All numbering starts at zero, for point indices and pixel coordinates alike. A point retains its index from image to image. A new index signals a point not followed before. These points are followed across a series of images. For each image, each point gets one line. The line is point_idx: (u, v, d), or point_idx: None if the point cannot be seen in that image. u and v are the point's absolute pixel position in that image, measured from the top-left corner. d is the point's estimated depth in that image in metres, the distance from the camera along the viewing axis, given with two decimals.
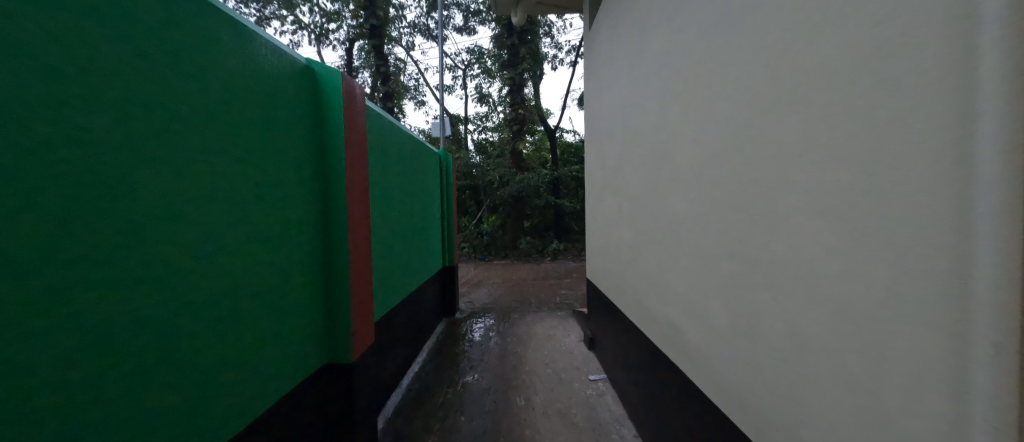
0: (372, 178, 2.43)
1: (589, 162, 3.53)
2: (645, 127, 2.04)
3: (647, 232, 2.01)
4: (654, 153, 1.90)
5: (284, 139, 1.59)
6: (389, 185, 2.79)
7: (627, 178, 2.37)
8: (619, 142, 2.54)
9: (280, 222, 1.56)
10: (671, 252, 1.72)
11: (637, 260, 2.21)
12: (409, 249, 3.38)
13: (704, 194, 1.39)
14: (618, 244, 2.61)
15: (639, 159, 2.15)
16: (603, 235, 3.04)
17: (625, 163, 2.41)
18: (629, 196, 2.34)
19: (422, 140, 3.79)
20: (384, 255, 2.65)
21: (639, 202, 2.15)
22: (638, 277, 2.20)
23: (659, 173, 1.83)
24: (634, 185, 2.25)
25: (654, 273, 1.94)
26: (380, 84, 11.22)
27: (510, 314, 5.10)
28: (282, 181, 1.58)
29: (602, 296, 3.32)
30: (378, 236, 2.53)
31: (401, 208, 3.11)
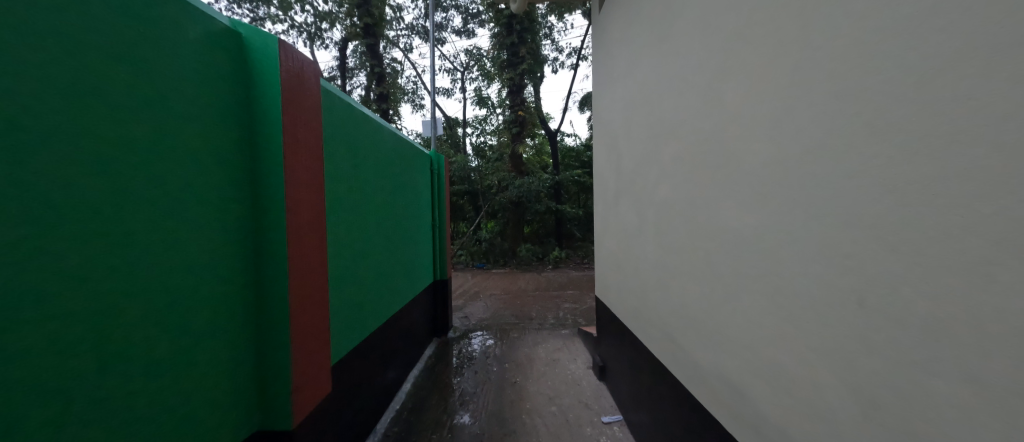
0: (335, 183, 1.97)
1: (599, 167, 3.08)
2: (677, 120, 1.61)
3: (680, 252, 1.59)
4: (692, 151, 1.48)
5: (212, 130, 1.20)
6: (361, 191, 2.34)
7: (651, 183, 1.94)
8: (639, 139, 2.10)
9: (208, 242, 1.18)
10: (721, 282, 1.28)
11: (666, 286, 1.77)
12: (390, 265, 2.92)
13: (786, 205, 0.96)
14: (637, 263, 2.17)
15: (668, 159, 1.72)
16: (617, 250, 2.58)
17: (647, 165, 1.98)
18: (653, 205, 1.91)
19: (406, 139, 3.33)
20: (352, 277, 2.19)
21: (668, 213, 1.73)
22: (667, 306, 1.76)
23: (701, 177, 1.41)
24: (660, 192, 1.82)
25: (693, 306, 1.50)
26: (375, 86, 10.88)
27: (508, 333, 4.62)
28: (211, 186, 1.19)
29: (614, 320, 2.85)
30: (343, 254, 2.07)
31: (378, 218, 2.65)
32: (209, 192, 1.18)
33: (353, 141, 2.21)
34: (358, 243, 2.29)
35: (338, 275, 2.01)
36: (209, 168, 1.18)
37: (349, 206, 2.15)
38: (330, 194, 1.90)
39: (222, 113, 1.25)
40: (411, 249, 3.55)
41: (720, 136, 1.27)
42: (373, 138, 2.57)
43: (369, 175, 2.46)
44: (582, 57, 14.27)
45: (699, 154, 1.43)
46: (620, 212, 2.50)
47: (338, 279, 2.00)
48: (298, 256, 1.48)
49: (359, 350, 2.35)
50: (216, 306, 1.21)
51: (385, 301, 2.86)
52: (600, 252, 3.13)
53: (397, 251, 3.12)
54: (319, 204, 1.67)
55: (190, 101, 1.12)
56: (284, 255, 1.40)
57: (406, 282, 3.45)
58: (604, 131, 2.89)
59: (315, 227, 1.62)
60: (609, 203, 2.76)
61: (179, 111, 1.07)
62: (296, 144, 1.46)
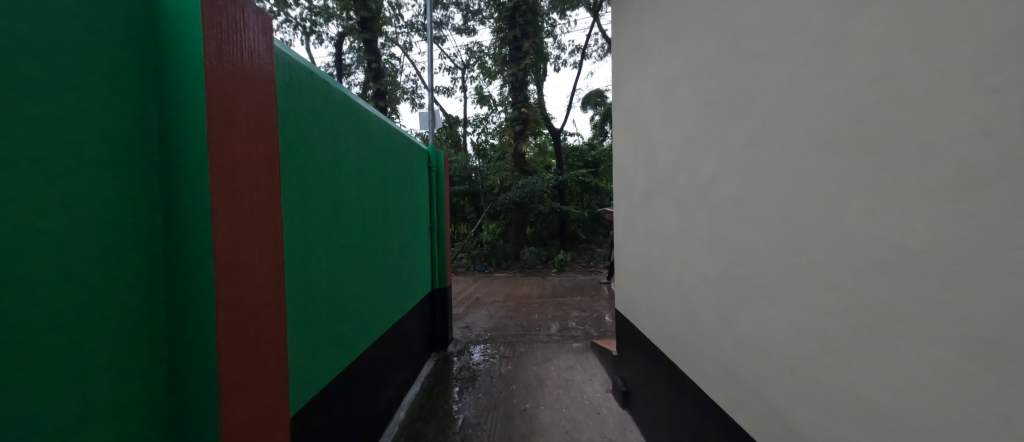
0: (305, 180, 1.56)
1: (622, 163, 2.70)
2: (746, 96, 1.24)
3: (753, 267, 1.23)
4: (779, 130, 1.09)
5: (88, 114, 0.78)
6: (344, 188, 1.94)
7: (701, 178, 1.55)
8: (682, 125, 1.71)
9: (73, 284, 0.74)
10: (840, 313, 0.89)
11: (728, 309, 1.38)
12: (380, 275, 2.53)
13: (996, 206, 0.59)
14: (679, 275, 1.78)
15: (731, 146, 1.34)
16: (649, 258, 2.18)
17: (695, 157, 1.60)
18: (705, 206, 1.52)
19: (401, 130, 2.93)
20: (329, 297, 1.78)
21: (732, 215, 1.34)
22: (733, 335, 1.36)
23: (799, 164, 1.02)
24: (717, 187, 1.43)
25: (775, 342, 1.13)
26: (372, 83, 10.53)
27: (514, 346, 4.22)
28: (81, 198, 0.76)
29: (641, 340, 2.46)
30: (318, 270, 1.66)
31: (364, 223, 2.23)
32: (77, 205, 0.75)
33: (332, 129, 1.82)
34: (340, 252, 1.89)
35: (312, 295, 1.61)
36: (77, 170, 0.75)
37: (327, 207, 1.75)
38: (298, 193, 1.49)
39: (108, 91, 0.82)
40: (405, 256, 3.16)
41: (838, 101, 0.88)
42: (360, 127, 2.17)
43: (353, 169, 2.06)
44: (585, 55, 13.96)
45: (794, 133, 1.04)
46: (652, 213, 2.11)
47: (311, 301, 1.60)
48: (240, 283, 1.06)
49: (341, 381, 1.95)
50: (76, 381, 0.75)
51: (375, 318, 2.46)
52: (623, 259, 2.74)
53: (389, 260, 2.73)
54: (275, 207, 1.26)
55: (36, 67, 0.69)
56: (211, 285, 0.96)
57: (400, 294, 3.06)
58: (628, 120, 2.51)
59: (270, 239, 1.21)
60: (636, 203, 2.38)
61: (6, 83, 0.64)
62: (234, 124, 1.04)
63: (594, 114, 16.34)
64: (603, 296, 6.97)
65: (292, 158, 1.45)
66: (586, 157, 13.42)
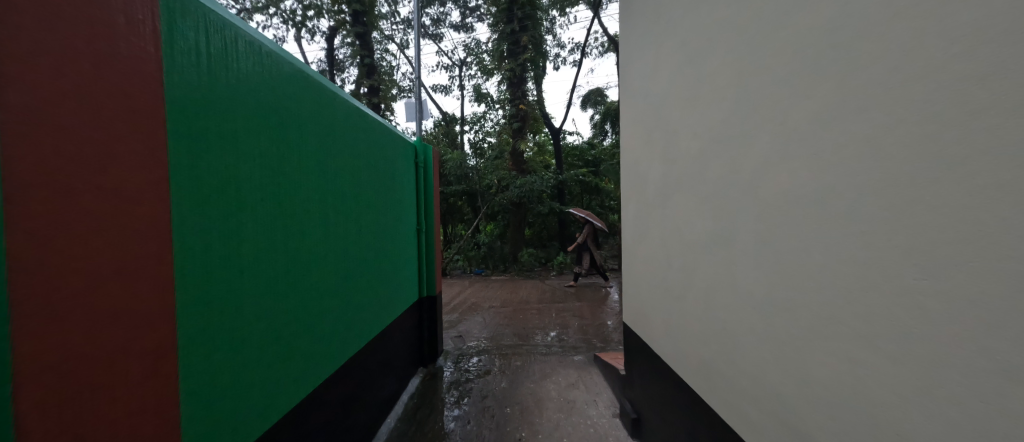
0: (239, 173, 1.19)
1: (629, 156, 2.39)
2: (807, 56, 0.93)
3: (819, 287, 0.90)
4: (855, 97, 0.78)
5: None
6: (301, 181, 1.60)
7: (738, 168, 1.23)
8: (709, 104, 1.40)
9: None
10: (978, 372, 0.56)
11: (779, 339, 1.05)
12: (352, 284, 2.19)
13: None
14: (708, 288, 1.45)
15: (781, 124, 1.02)
16: (665, 266, 1.86)
17: (728, 142, 1.28)
18: (745, 203, 1.20)
19: (377, 119, 2.56)
20: (276, 321, 1.41)
21: (784, 217, 1.03)
22: (787, 375, 1.03)
23: (886, 140, 0.70)
24: (762, 179, 1.11)
25: (860, 396, 0.80)
26: (365, 78, 10.18)
27: (511, 359, 3.86)
28: None
29: (654, 361, 2.12)
30: (258, 289, 1.29)
31: (328, 227, 1.86)
32: None
33: (283, 105, 1.48)
34: (295, 258, 1.54)
35: (253, 313, 1.26)
36: None
37: (277, 203, 1.41)
38: (231, 181, 1.15)
39: None
40: (385, 261, 2.82)
41: (972, 30, 0.56)
42: (323, 109, 1.83)
43: (315, 158, 1.73)
44: (584, 52, 13.66)
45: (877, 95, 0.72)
46: (669, 213, 1.79)
47: (252, 322, 1.25)
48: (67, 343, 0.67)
49: (295, 417, 1.59)
50: None
51: (345, 335, 2.11)
52: (632, 266, 2.42)
53: (364, 266, 2.39)
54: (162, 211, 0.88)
55: None
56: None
57: (379, 304, 2.71)
58: (637, 107, 2.21)
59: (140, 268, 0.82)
60: (649, 201, 2.06)
61: None
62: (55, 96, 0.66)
63: (593, 113, 16.10)
64: (606, 303, 6.62)
65: (218, 136, 1.10)
66: (586, 157, 13.18)
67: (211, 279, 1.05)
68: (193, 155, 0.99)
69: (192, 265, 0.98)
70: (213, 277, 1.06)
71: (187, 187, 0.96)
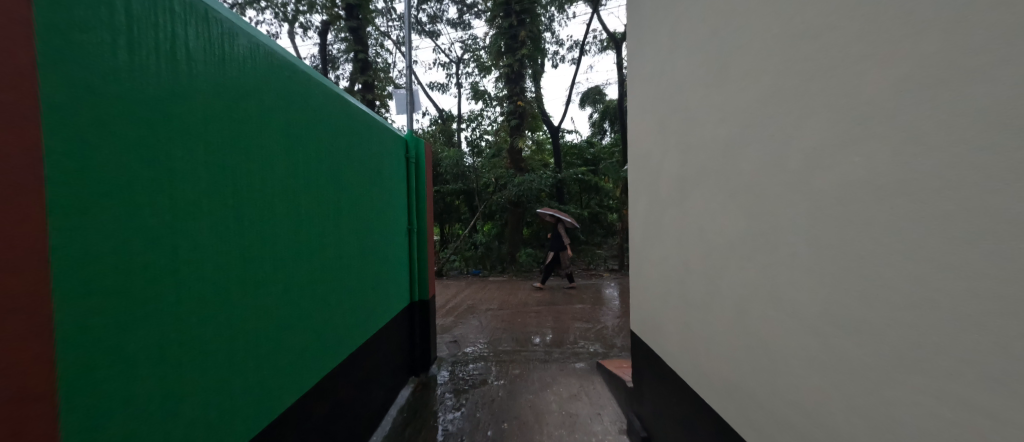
0: (170, 159, 0.98)
1: (638, 150, 2.22)
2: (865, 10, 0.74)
3: (886, 299, 0.72)
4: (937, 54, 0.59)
5: None
6: (256, 171, 1.37)
7: (772, 155, 1.04)
8: (735, 82, 1.22)
9: None
10: None
11: (831, 364, 0.86)
12: (325, 289, 1.97)
13: None
14: (736, 297, 1.26)
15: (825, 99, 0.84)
16: (682, 269, 1.67)
17: (761, 127, 1.09)
18: (781, 197, 1.01)
19: (356, 107, 2.34)
20: (226, 338, 1.19)
21: (836, 211, 0.83)
22: (841, 407, 0.84)
23: (982, 108, 0.52)
24: (801, 166, 0.93)
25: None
26: (359, 74, 9.93)
27: (509, 367, 3.64)
28: None
29: (666, 374, 1.92)
30: (200, 300, 1.07)
31: (293, 225, 1.63)
32: None
33: (235, 82, 1.26)
34: (249, 260, 1.32)
35: (189, 329, 1.03)
36: None
37: (224, 196, 1.19)
38: (156, 166, 0.93)
39: None
40: (367, 263, 2.60)
41: None
42: (289, 90, 1.61)
43: (276, 145, 1.51)
44: (584, 50, 13.46)
45: (965, 48, 0.55)
46: (686, 210, 1.61)
47: (188, 339, 1.03)
48: None
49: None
50: None
51: (316, 347, 1.88)
52: (641, 269, 2.22)
53: (340, 268, 2.16)
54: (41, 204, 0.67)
55: None
56: None
57: (360, 311, 2.48)
58: (646, 96, 2.03)
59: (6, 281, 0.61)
60: (661, 197, 1.88)
61: None
62: None
63: (593, 113, 15.88)
64: (608, 305, 6.41)
65: (136, 109, 0.88)
66: (585, 155, 12.99)
67: (121, 289, 0.82)
68: (93, 130, 0.78)
69: (87, 272, 0.75)
70: (124, 286, 0.83)
71: (81, 170, 0.74)
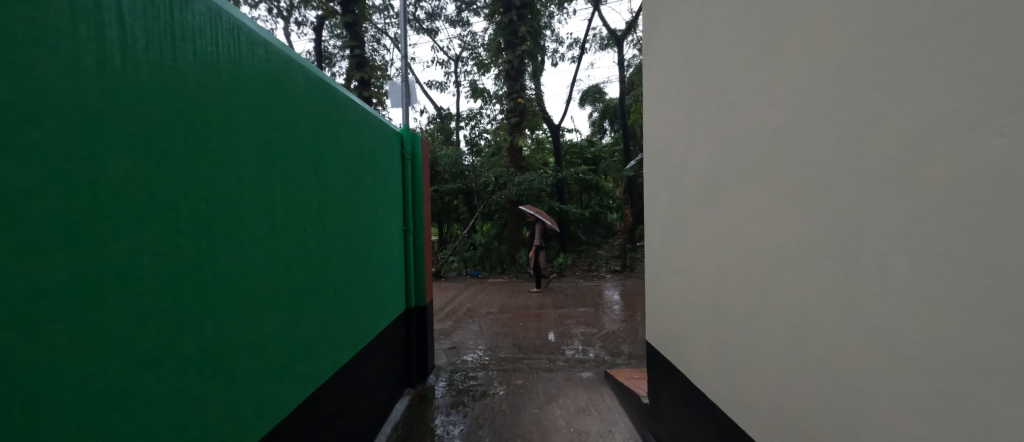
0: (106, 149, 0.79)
1: (656, 145, 2.05)
2: None
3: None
4: None
5: None
6: (220, 166, 1.16)
7: (835, 145, 0.88)
8: (784, 62, 1.05)
9: None
10: None
11: (922, 405, 0.69)
12: (308, 299, 1.76)
13: None
14: (784, 312, 1.09)
15: (917, 76, 0.68)
16: (711, 277, 1.50)
17: (827, 111, 0.90)
18: (847, 196, 0.85)
19: (342, 96, 2.13)
20: (183, 363, 1.00)
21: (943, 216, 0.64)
22: None
23: None
24: (879, 158, 0.76)
25: None
26: (354, 70, 9.70)
27: (512, 376, 3.45)
28: None
29: (691, 395, 1.73)
30: (146, 320, 0.88)
31: (269, 227, 1.44)
32: None
33: (189, 59, 1.05)
34: (211, 271, 1.11)
35: (130, 362, 0.84)
36: None
37: (177, 195, 0.98)
38: (78, 157, 0.73)
39: None
40: (358, 268, 2.39)
41: None
42: (261, 74, 1.40)
43: (245, 135, 1.30)
44: (583, 48, 13.32)
45: None
46: (718, 211, 1.44)
47: (128, 375, 0.83)
48: None
49: None
50: None
51: (298, 365, 1.68)
52: (659, 275, 2.05)
53: (325, 275, 1.95)
54: None
55: None
56: None
57: (349, 320, 2.27)
58: (667, 86, 1.86)
59: None
60: (685, 197, 1.71)
61: None
62: None
63: (592, 112, 15.73)
64: (611, 308, 6.24)
65: (45, 85, 0.68)
66: (585, 155, 12.82)
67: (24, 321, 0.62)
68: None
69: None
70: (20, 315, 0.63)
71: None
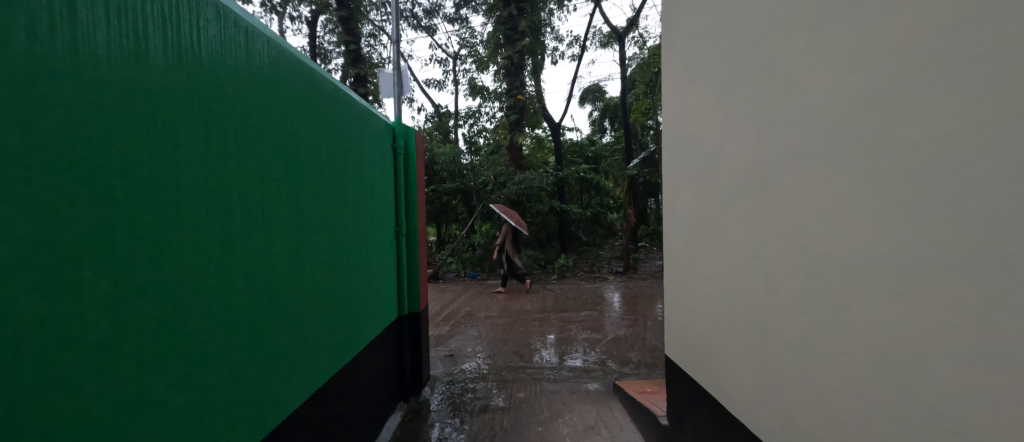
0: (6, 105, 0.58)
1: (679, 135, 1.83)
2: None
3: None
4: None
5: None
6: (156, 150, 0.90)
7: (942, 110, 0.66)
8: (858, 16, 0.84)
9: None
10: None
11: None
12: (281, 310, 1.50)
13: None
14: (862, 328, 0.86)
15: None
16: (754, 282, 1.28)
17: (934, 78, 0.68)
18: (970, 179, 0.62)
19: (326, 78, 1.91)
20: (124, 388, 0.79)
21: None
22: None
23: None
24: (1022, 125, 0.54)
25: None
26: (349, 64, 9.44)
27: (513, 387, 3.21)
28: None
29: (723, 421, 1.50)
30: (67, 337, 0.67)
31: (235, 223, 1.21)
32: None
33: (99, 4, 0.77)
34: (143, 288, 0.85)
35: (41, 393, 0.63)
36: None
37: (108, 180, 0.76)
38: None
39: None
40: (342, 271, 2.13)
41: None
42: (209, 38, 1.12)
43: (190, 113, 1.02)
44: (582, 45, 13.17)
45: None
46: (764, 206, 1.22)
47: (35, 410, 0.62)
48: None
49: None
50: None
51: (270, 389, 1.42)
52: (683, 279, 1.83)
53: (302, 281, 1.68)
54: None
55: None
56: None
57: (333, 330, 2.01)
58: (695, 67, 1.65)
59: None
60: (718, 191, 1.49)
61: None
62: None
63: (592, 110, 15.55)
64: (613, 310, 6.02)
65: None
66: (586, 154, 12.58)
67: None
68: None
69: None
70: None
71: None
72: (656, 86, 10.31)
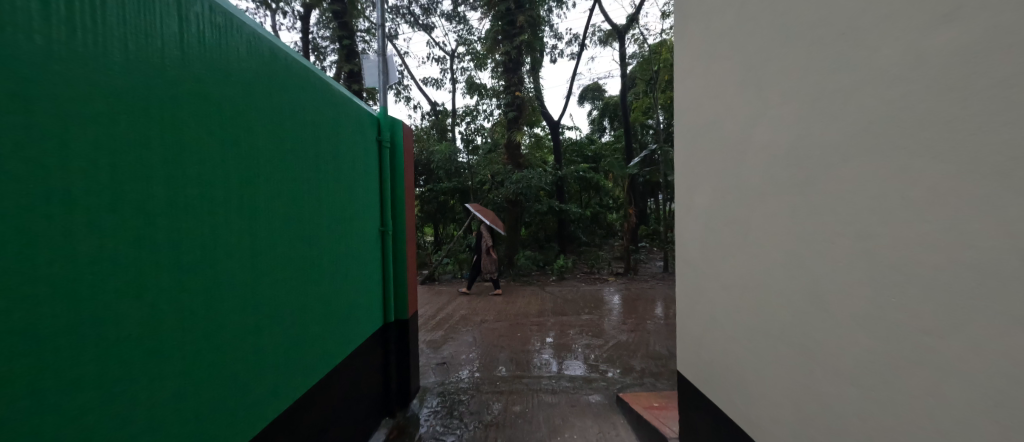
0: None
1: (697, 124, 1.62)
2: None
3: None
4: None
5: None
6: (44, 129, 0.66)
7: None
8: None
9: None
10: None
11: None
12: (243, 328, 1.27)
13: None
14: (946, 359, 0.64)
15: None
16: (798, 294, 1.06)
17: None
18: None
19: (300, 58, 1.69)
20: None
21: None
22: None
23: None
24: None
25: None
26: (342, 60, 9.21)
27: (509, 400, 2.97)
28: None
29: None
30: None
31: (181, 217, 0.99)
32: None
33: None
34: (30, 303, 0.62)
35: None
36: None
37: None
38: None
39: None
40: (319, 279, 1.89)
41: None
42: None
43: (109, 92, 0.79)
44: (582, 42, 12.94)
45: None
46: (811, 202, 1.00)
47: None
48: None
49: None
50: None
51: (229, 419, 1.19)
52: (703, 287, 1.61)
53: (269, 292, 1.45)
54: None
55: None
56: None
57: (309, 346, 1.78)
58: (717, 44, 1.44)
59: None
60: (749, 185, 1.28)
61: None
62: None
63: (592, 110, 15.32)
64: (615, 315, 5.77)
65: None
66: (585, 153, 12.35)
67: None
68: None
69: None
70: None
71: None
72: (657, 83, 10.05)
